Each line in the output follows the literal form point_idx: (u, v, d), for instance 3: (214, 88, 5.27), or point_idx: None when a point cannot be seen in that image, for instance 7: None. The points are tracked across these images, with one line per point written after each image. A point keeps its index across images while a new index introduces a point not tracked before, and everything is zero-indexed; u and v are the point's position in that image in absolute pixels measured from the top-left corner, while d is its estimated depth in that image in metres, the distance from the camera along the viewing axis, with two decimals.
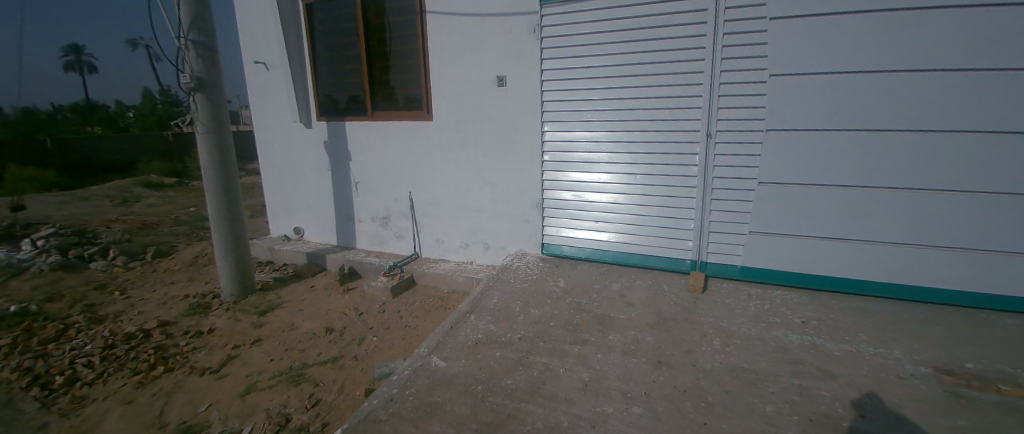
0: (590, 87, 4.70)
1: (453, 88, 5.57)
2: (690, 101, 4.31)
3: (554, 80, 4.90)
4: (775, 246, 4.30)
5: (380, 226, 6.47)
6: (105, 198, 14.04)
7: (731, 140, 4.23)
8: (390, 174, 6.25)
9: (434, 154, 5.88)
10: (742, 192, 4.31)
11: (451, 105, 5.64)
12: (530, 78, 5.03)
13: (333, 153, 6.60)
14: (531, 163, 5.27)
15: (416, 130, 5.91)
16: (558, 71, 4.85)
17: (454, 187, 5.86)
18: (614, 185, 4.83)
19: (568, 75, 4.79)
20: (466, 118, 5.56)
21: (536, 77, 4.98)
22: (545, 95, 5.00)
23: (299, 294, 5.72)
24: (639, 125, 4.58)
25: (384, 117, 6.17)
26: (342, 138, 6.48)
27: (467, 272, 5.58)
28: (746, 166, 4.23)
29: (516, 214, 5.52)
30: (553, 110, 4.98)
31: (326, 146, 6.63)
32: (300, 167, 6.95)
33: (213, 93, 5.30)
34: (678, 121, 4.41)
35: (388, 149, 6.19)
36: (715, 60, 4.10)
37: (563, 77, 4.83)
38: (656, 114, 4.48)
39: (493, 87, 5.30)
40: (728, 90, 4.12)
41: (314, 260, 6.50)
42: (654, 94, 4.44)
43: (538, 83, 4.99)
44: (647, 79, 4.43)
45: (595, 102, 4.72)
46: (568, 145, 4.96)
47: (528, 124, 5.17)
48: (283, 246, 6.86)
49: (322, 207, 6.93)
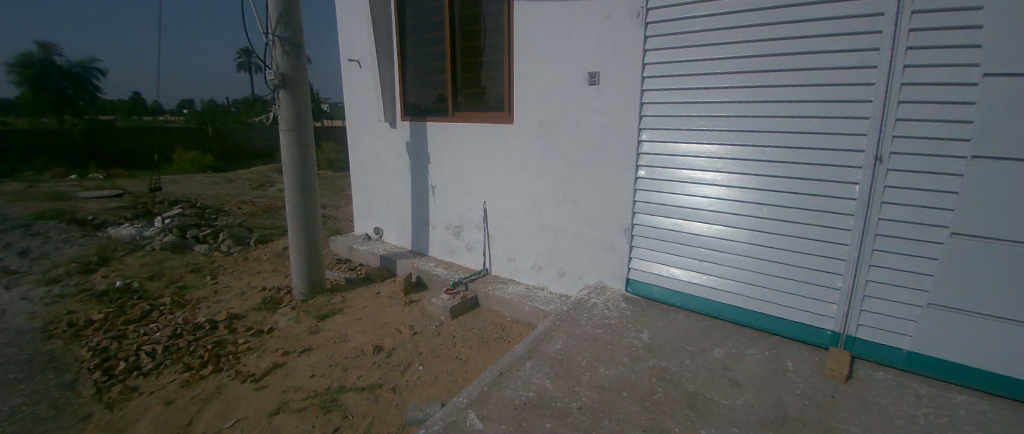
0: (700, 89, 3.67)
1: (541, 88, 4.76)
2: (849, 109, 3.03)
3: (654, 80, 3.95)
4: (983, 333, 2.74)
5: (452, 234, 5.68)
6: (247, 180, 16.42)
7: (909, 168, 2.86)
8: (467, 180, 5.46)
9: (513, 163, 5.03)
10: (920, 244, 2.87)
11: (536, 107, 4.82)
12: (630, 76, 4.09)
13: (418, 151, 5.96)
14: (622, 178, 4.25)
15: (498, 133, 5.13)
16: (661, 70, 3.90)
17: (530, 199, 4.92)
18: (725, 218, 3.70)
19: (674, 74, 3.82)
20: (553, 124, 4.69)
21: (637, 75, 4.04)
22: (644, 95, 4.04)
23: (363, 299, 5.50)
24: (776, 140, 3.38)
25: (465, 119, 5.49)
26: (427, 138, 5.84)
27: (538, 299, 4.70)
28: (931, 207, 2.80)
29: (599, 239, 4.50)
30: (650, 117, 4.02)
31: (409, 146, 6.07)
32: (384, 163, 6.47)
33: (297, 91, 5.45)
34: (832, 137, 3.14)
35: (467, 153, 5.44)
36: (895, 50, 2.80)
37: (668, 76, 3.85)
38: (801, 127, 3.26)
39: (584, 87, 4.43)
40: (920, 95, 2.76)
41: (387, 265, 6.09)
42: (798, 101, 3.23)
43: (637, 82, 4.04)
44: (789, 76, 3.24)
45: (705, 109, 3.67)
46: (664, 160, 3.98)
47: (622, 132, 4.20)
48: (361, 246, 6.53)
49: (399, 210, 6.33)
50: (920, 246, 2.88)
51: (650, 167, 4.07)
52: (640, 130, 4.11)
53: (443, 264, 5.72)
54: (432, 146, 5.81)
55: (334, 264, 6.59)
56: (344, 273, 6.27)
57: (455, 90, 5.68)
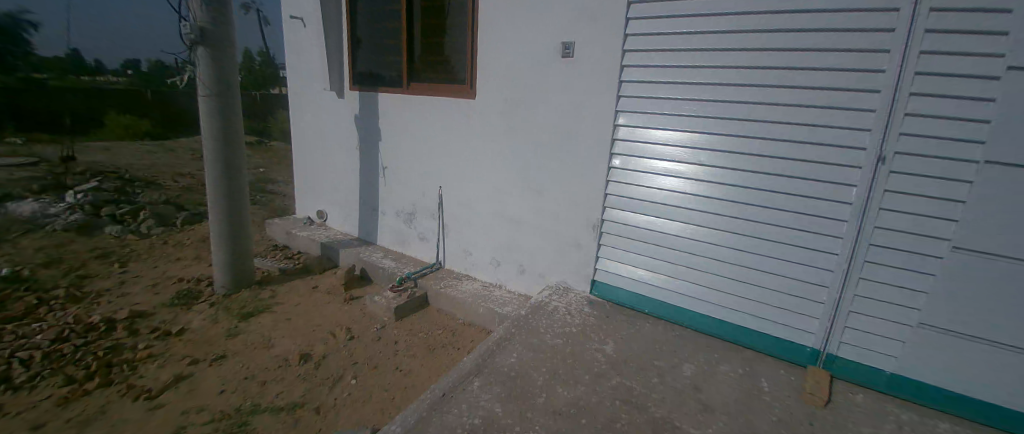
0: (686, 72, 3.18)
1: (507, 60, 4.06)
2: (855, 101, 2.60)
3: (633, 57, 3.39)
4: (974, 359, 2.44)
5: (403, 223, 5.00)
6: (191, 149, 14.93)
7: (915, 170, 2.47)
8: (420, 160, 4.80)
9: (472, 144, 4.39)
10: (915, 256, 2.53)
11: (501, 81, 4.13)
12: (608, 49, 3.47)
13: (370, 128, 5.22)
14: (594, 168, 3.69)
15: (457, 110, 4.46)
16: (642, 46, 3.34)
17: (489, 187, 4.33)
18: (703, 217, 3.27)
19: (657, 53, 3.28)
20: (520, 103, 4.03)
21: (615, 48, 3.44)
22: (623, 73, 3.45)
23: (293, 296, 4.86)
24: (766, 133, 2.93)
25: (421, 93, 4.72)
26: (380, 115, 5.09)
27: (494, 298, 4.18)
28: (934, 216, 2.45)
29: (564, 235, 3.97)
30: (626, 100, 3.48)
31: (359, 120, 5.31)
32: (331, 140, 5.69)
33: (220, 52, 4.55)
34: (831, 132, 2.72)
35: (421, 132, 4.76)
36: (912, 32, 2.37)
37: (651, 55, 3.31)
38: (798, 117, 2.81)
39: (556, 61, 3.76)
40: (937, 86, 2.36)
41: (328, 253, 5.42)
42: (797, 87, 2.77)
43: (617, 57, 3.44)
44: (790, 57, 2.77)
45: (691, 94, 3.18)
46: (639, 150, 3.47)
47: (596, 115, 3.61)
48: (301, 231, 5.77)
49: (346, 192, 5.62)
50: (916, 258, 2.53)
51: (624, 156, 3.56)
52: (614, 114, 3.54)
53: (391, 254, 5.08)
54: (384, 122, 5.06)
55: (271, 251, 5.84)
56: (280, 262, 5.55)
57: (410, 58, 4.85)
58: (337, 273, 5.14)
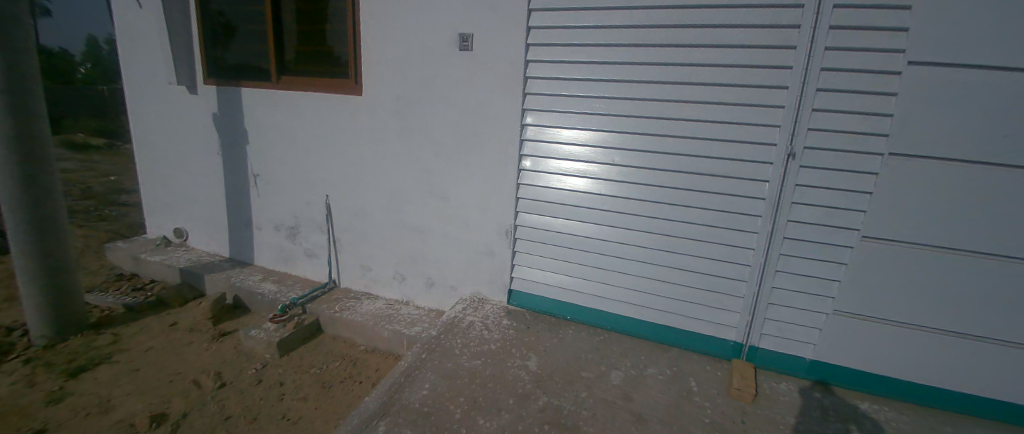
0: (595, 64, 2.88)
1: (396, 48, 3.43)
2: (761, 97, 2.49)
3: (539, 48, 3.02)
4: (875, 338, 2.59)
5: (286, 238, 4.21)
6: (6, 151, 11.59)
7: (825, 165, 2.45)
8: (302, 165, 4.02)
9: (364, 148, 3.74)
10: (831, 248, 2.55)
11: (390, 74, 3.49)
12: (511, 37, 3.05)
13: (234, 129, 4.21)
14: (501, 170, 3.31)
15: (340, 108, 3.73)
16: (547, 35, 2.97)
17: (388, 194, 3.77)
18: (621, 216, 3.02)
19: (563, 43, 2.95)
20: (415, 99, 3.46)
21: (518, 37, 3.03)
22: (529, 70, 3.07)
23: (144, 338, 3.81)
24: (671, 128, 2.74)
25: (293, 88, 3.87)
26: (245, 114, 4.12)
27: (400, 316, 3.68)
28: (844, 209, 2.46)
29: (475, 243, 3.59)
30: (534, 95, 3.11)
31: (220, 120, 4.28)
32: (186, 145, 4.61)
33: (7, 43, 3.12)
34: (741, 128, 2.59)
35: (300, 134, 3.95)
36: (817, 28, 2.30)
37: (558, 45, 2.97)
38: (708, 113, 2.63)
39: (453, 50, 3.25)
40: (843, 81, 2.32)
41: (191, 280, 4.42)
42: (707, 83, 2.59)
43: (521, 47, 3.03)
44: (701, 54, 2.57)
45: (602, 88, 2.89)
46: (553, 149, 3.14)
47: (501, 112, 3.21)
48: (153, 256, 4.66)
49: (213, 206, 4.63)
50: (833, 250, 2.55)
51: (537, 156, 3.20)
52: (523, 110, 3.16)
53: (274, 277, 4.25)
54: (252, 123, 4.11)
55: (112, 283, 4.61)
56: (126, 296, 4.37)
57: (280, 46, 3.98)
58: (204, 303, 4.19)
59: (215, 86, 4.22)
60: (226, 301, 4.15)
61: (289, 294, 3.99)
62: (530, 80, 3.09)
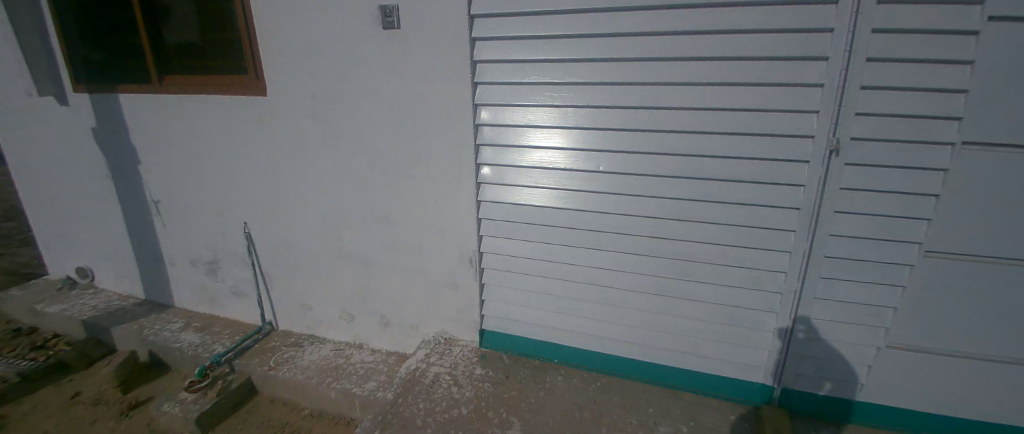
0: (565, 42, 2.16)
1: (297, 29, 2.50)
2: (795, 74, 1.89)
3: (486, 23, 2.25)
4: (929, 371, 2.12)
5: (205, 275, 3.30)
6: None
7: (879, 160, 1.90)
8: (206, 188, 3.04)
9: (282, 163, 2.84)
10: (880, 266, 2.04)
11: (296, 65, 2.58)
12: (447, 11, 2.26)
13: (106, 149, 3.05)
14: (453, 183, 2.61)
15: (237, 112, 2.75)
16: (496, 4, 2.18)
17: (318, 218, 2.94)
18: (614, 235, 2.37)
19: (518, 15, 2.18)
20: (335, 97, 2.60)
21: (457, 9, 2.24)
22: (479, 52, 2.31)
23: (27, 421, 2.69)
24: (681, 120, 2.09)
25: (196, 91, 2.76)
26: (120, 128, 2.96)
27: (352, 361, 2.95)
28: (899, 217, 1.95)
29: (435, 272, 2.87)
30: (485, 86, 2.38)
31: (86, 136, 3.06)
32: (40, 167, 3.35)
33: None
34: (767, 116, 1.98)
35: (192, 153, 2.94)
36: None
37: (511, 17, 2.20)
38: (724, 97, 1.99)
39: (376, 29, 2.40)
40: (897, 46, 1.75)
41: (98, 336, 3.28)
42: (721, 55, 1.94)
43: (460, 23, 2.26)
44: (711, 17, 1.91)
45: (576, 73, 2.18)
46: (516, 155, 2.44)
47: (445, 109, 2.45)
48: (47, 304, 3.36)
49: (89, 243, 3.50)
50: (885, 269, 2.03)
51: (498, 163, 2.50)
52: (472, 105, 2.41)
53: (195, 325, 3.28)
54: (135, 141, 2.98)
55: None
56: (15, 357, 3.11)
57: (158, 34, 2.81)
58: (112, 365, 3.11)
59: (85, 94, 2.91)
60: (141, 362, 3.15)
61: (216, 347, 3.08)
62: (478, 67, 2.35)
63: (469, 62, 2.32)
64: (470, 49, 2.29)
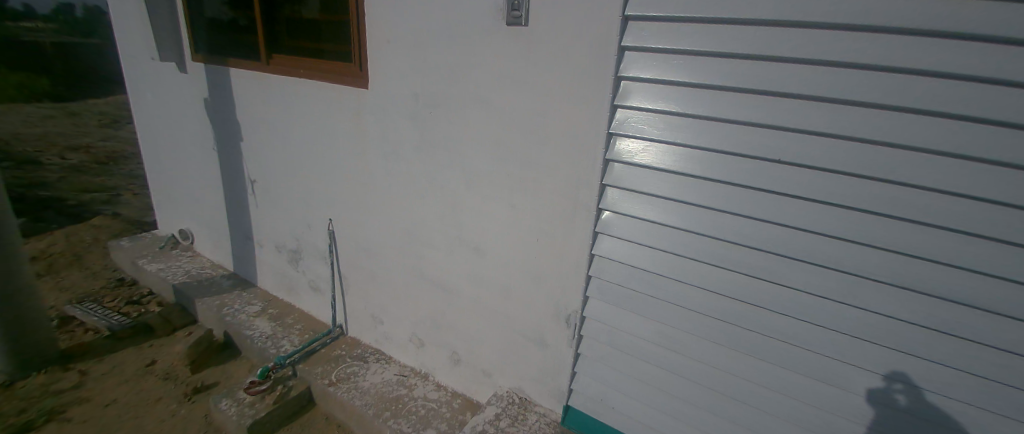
0: (772, 64, 1.34)
1: (411, 18, 2.12)
2: None
3: (644, 27, 1.57)
4: None
5: (287, 263, 3.18)
6: (58, 87, 11.44)
7: None
8: (296, 178, 2.86)
9: (373, 165, 2.54)
10: None
11: (406, 58, 2.21)
12: (592, 7, 1.65)
13: (214, 122, 2.98)
14: (563, 227, 2.06)
15: (338, 105, 2.49)
16: (668, 1, 1.48)
17: (401, 231, 2.61)
18: (798, 362, 1.52)
19: (696, 17, 1.44)
20: (440, 101, 2.19)
21: (608, 6, 1.62)
22: (629, 67, 1.64)
23: (108, 384, 2.79)
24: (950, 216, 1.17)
25: (302, 74, 2.51)
26: (226, 103, 2.86)
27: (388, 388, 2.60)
28: None
29: (520, 323, 2.38)
30: (626, 112, 1.71)
31: (196, 107, 3.01)
32: (153, 132, 3.42)
33: None
34: None
35: (288, 138, 2.76)
36: None
37: (685, 21, 1.47)
38: None
39: (499, 23, 1.90)
40: None
41: (182, 304, 3.39)
42: None
43: (608, 25, 1.64)
44: None
45: (782, 114, 1.35)
46: (653, 211, 1.72)
47: (569, 137, 1.89)
48: (149, 262, 3.55)
49: (190, 210, 3.55)
50: None
51: (624, 215, 1.83)
52: (606, 135, 1.78)
53: (269, 313, 3.20)
54: (239, 119, 2.87)
55: (105, 286, 3.64)
56: (111, 310, 3.39)
57: (271, 7, 2.58)
58: (190, 338, 3.20)
59: (202, 64, 2.82)
60: (214, 340, 3.15)
61: (284, 344, 2.93)
62: (621, 85, 1.69)
63: (612, 78, 1.68)
64: (617, 60, 1.65)
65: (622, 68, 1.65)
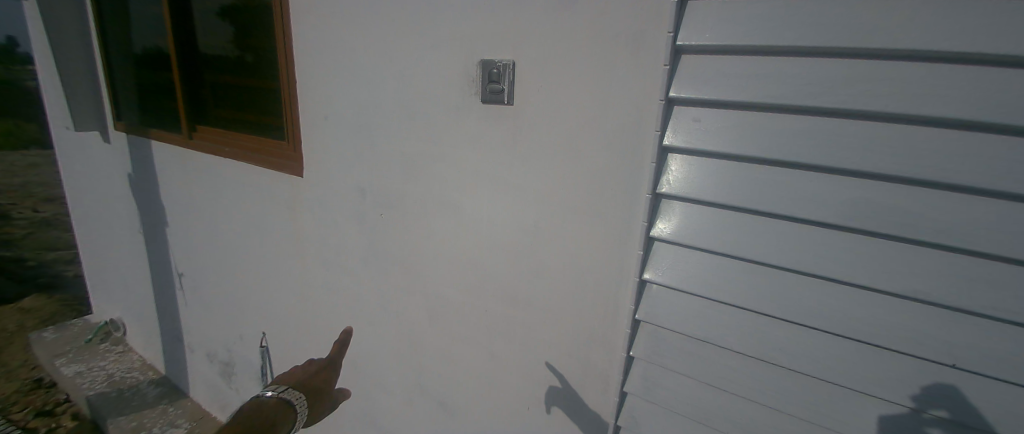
0: (969, 197, 0.72)
1: (344, 88, 1.46)
2: None
3: (705, 118, 0.91)
4: None
5: (219, 376, 2.50)
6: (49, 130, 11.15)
7: None
8: (225, 276, 2.21)
9: (312, 273, 1.86)
10: None
11: (343, 141, 1.54)
12: (612, 80, 1.02)
13: (138, 200, 2.41)
14: (568, 399, 1.32)
15: (262, 197, 1.84)
16: (753, 80, 0.84)
17: (349, 359, 1.91)
18: None
19: (809, 108, 0.81)
20: (393, 201, 1.53)
21: (640, 79, 0.98)
22: (680, 181, 0.96)
23: None
24: None
25: (224, 151, 1.85)
26: (149, 180, 2.30)
27: (330, 356, 1.33)
28: None
29: None
30: (671, 247, 1.02)
31: (121, 182, 2.47)
32: (84, 208, 2.88)
33: None
34: None
35: (213, 229, 2.13)
36: None
37: (786, 112, 0.83)
38: None
39: (471, 98, 1.23)
40: None
41: (96, 420, 2.66)
42: None
43: (641, 109, 0.99)
44: None
45: (995, 293, 0.72)
46: (721, 415, 1.00)
47: (577, 269, 1.22)
48: (66, 364, 2.90)
49: (121, 298, 2.95)
50: None
51: (667, 411, 1.08)
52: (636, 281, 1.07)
53: None
54: (161, 200, 2.29)
55: (15, 391, 2.96)
56: (12, 426, 2.67)
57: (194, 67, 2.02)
58: None
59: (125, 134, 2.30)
60: None
61: None
62: (663, 206, 1.00)
63: (647, 194, 0.99)
64: (657, 165, 0.97)
65: (665, 181, 0.98)
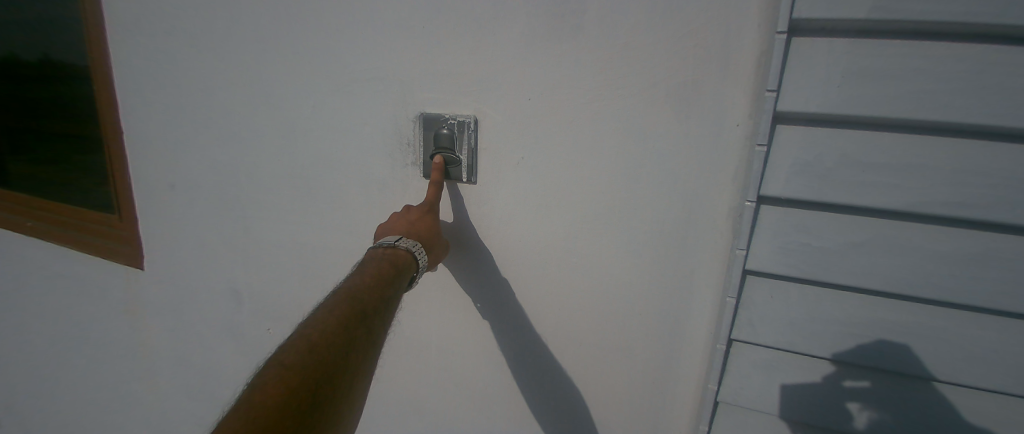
0: None
1: (196, 144, 0.90)
2: None
3: (818, 230, 0.56)
4: None
5: None
6: None
7: None
8: (37, 403, 1.47)
9: (169, 401, 1.18)
10: None
11: (203, 223, 0.95)
12: (646, 160, 0.62)
13: None
14: None
15: (89, 290, 1.18)
16: (903, 177, 0.52)
17: None
18: None
19: (986, 225, 0.52)
20: (284, 323, 0.93)
21: (697, 159, 0.59)
22: (771, 325, 0.62)
23: None
24: None
25: (25, 227, 1.24)
26: None
27: (432, 193, 0.69)
28: None
29: None
30: (743, 417, 0.68)
31: None
32: None
33: None
34: None
35: (18, 336, 1.41)
36: None
37: (943, 231, 0.53)
38: None
39: (406, 171, 0.74)
40: None
41: None
42: None
43: (695, 207, 0.61)
44: None
45: None
46: None
47: (590, 427, 0.80)
48: None
49: None
50: None
51: None
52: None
53: None
54: None
55: None
56: None
57: None
58: None
59: None
60: None
61: None
62: (732, 359, 0.65)
63: (720, 344, 0.63)
64: (735, 301, 0.60)
65: (742, 325, 0.62)
